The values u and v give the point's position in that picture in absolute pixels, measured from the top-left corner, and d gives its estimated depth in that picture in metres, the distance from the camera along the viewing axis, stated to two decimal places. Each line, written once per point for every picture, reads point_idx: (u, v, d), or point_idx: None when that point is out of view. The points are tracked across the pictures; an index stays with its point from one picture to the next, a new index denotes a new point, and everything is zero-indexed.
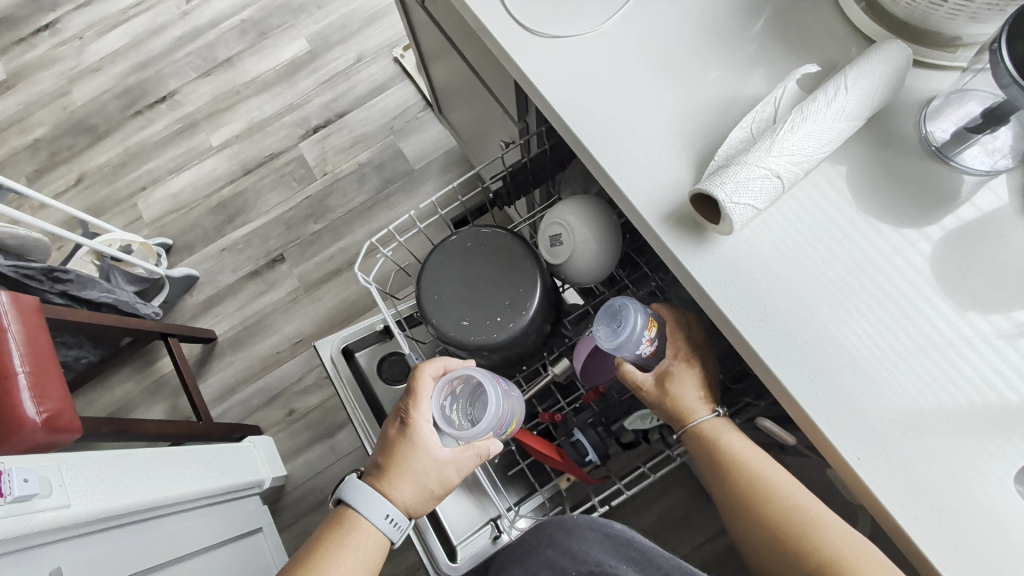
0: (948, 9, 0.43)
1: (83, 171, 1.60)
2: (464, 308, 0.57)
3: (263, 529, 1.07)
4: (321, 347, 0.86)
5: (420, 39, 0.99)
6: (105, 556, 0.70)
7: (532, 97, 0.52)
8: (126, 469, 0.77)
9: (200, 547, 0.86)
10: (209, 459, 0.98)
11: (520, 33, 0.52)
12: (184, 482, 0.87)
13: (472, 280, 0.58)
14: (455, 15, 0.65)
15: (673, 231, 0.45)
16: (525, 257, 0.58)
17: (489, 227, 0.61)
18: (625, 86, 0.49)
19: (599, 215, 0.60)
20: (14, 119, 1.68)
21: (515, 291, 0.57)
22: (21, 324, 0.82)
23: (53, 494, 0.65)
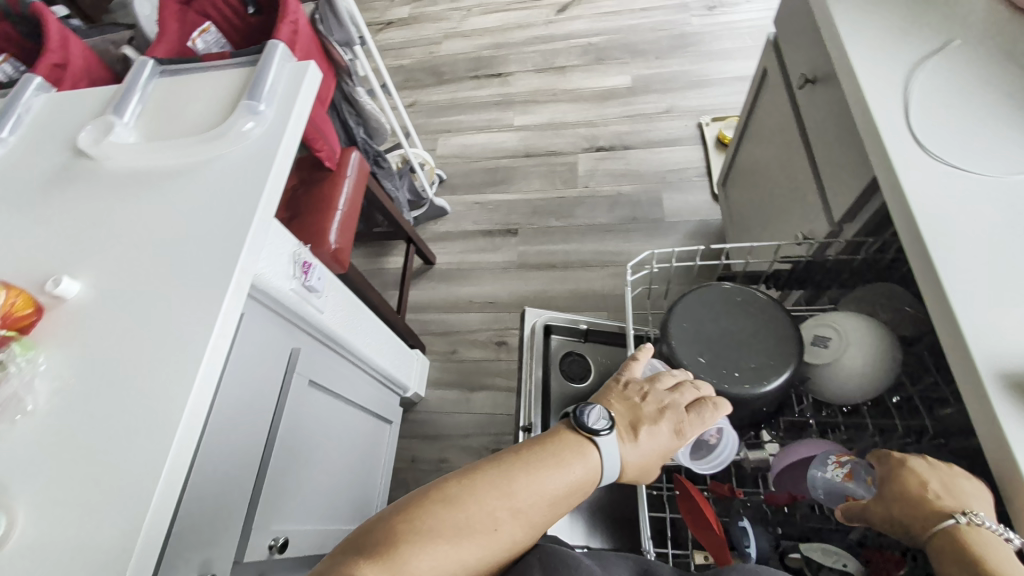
0: None
1: (416, 100, 1.99)
2: (706, 348, 0.59)
3: (391, 424, 1.21)
4: (530, 313, 0.94)
5: (755, 120, 1.06)
6: (323, 363, 0.88)
7: (895, 208, 0.54)
8: (354, 313, 0.98)
9: (359, 402, 1.03)
10: (391, 345, 1.17)
11: (914, 151, 0.55)
12: (373, 348, 1.06)
13: (726, 329, 0.60)
14: (841, 109, 0.69)
15: (1005, 391, 0.43)
16: (788, 337, 0.58)
17: (762, 295, 0.62)
18: (1006, 241, 0.49)
19: (882, 342, 0.58)
20: (396, 47, 2.17)
21: (765, 360, 0.57)
22: (354, 179, 1.07)
23: (321, 300, 0.86)
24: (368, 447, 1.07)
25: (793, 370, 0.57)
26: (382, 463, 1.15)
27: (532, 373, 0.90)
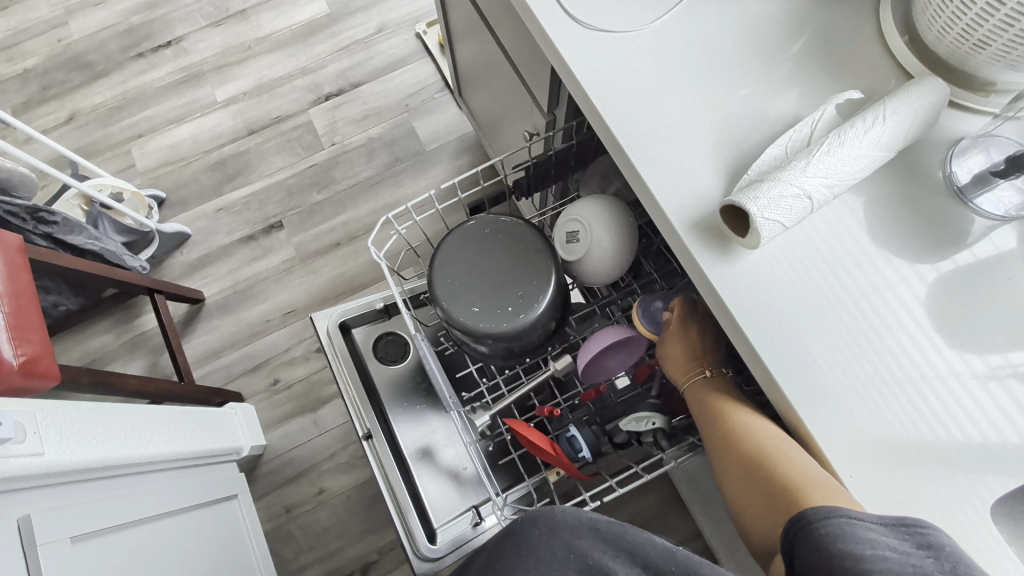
0: (991, 54, 0.49)
1: (238, 172, 1.34)
2: (475, 295, 0.63)
3: (238, 496, 1.02)
4: (320, 319, 0.89)
5: (530, 52, 0.72)
6: (80, 505, 0.69)
7: (656, 181, 0.53)
8: (102, 420, 0.77)
9: (166, 510, 0.82)
10: (191, 420, 0.97)
11: (643, 155, 0.54)
12: (157, 444, 0.85)
13: (484, 269, 0.64)
14: (640, 35, 0.57)
15: (698, 239, 0.51)
16: (527, 248, 0.64)
17: (507, 218, 0.66)
18: (803, 234, 0.52)
19: (613, 215, 0.69)
20: (168, 101, 1.40)
21: (528, 285, 0.63)
22: (4, 262, 0.75)
23: (28, 441, 0.64)
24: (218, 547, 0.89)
25: (553, 277, 0.64)
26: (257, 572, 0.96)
27: (455, 373, 0.78)
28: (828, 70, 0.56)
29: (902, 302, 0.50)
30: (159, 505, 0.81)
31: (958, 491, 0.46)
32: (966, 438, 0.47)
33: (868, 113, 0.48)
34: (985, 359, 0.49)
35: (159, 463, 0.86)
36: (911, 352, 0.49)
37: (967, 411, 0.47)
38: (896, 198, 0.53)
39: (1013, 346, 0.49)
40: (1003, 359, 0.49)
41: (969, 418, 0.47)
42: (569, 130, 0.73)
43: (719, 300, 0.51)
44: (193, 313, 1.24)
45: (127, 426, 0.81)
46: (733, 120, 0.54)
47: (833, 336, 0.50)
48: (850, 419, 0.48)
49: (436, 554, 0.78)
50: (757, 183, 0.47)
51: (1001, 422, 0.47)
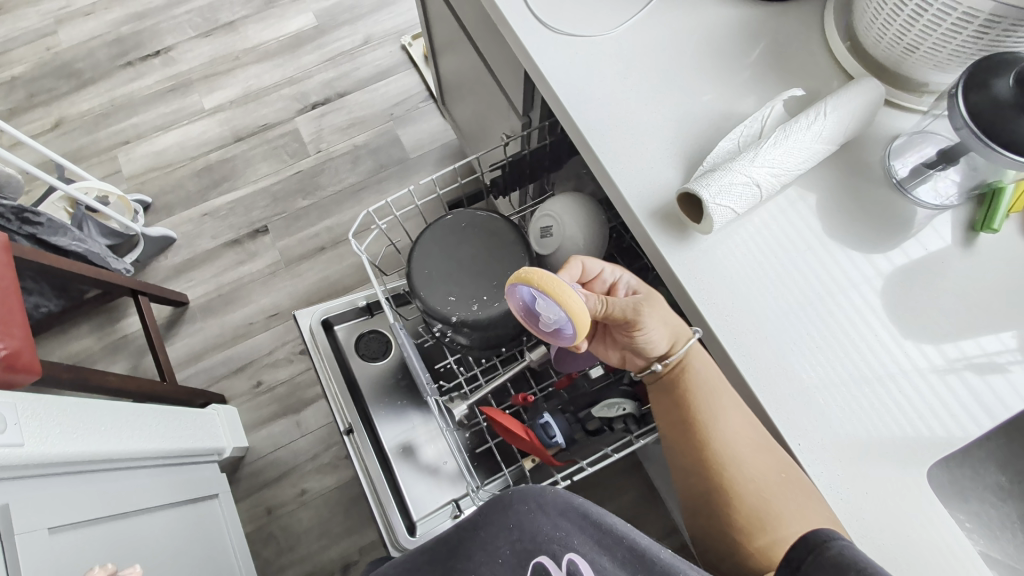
0: (920, 56, 0.54)
1: (225, 178, 1.36)
2: (452, 285, 0.66)
3: (218, 496, 1.02)
4: (303, 316, 0.91)
5: (505, 57, 0.76)
6: (58, 497, 0.70)
7: (619, 172, 0.56)
8: (82, 415, 0.78)
9: (146, 506, 0.83)
10: (172, 419, 0.97)
11: (608, 149, 0.57)
12: (137, 441, 0.85)
13: (460, 261, 0.67)
14: (605, 39, 0.61)
15: (660, 228, 0.55)
16: (501, 241, 0.68)
17: (483, 213, 0.70)
18: (768, 231, 0.56)
19: (584, 211, 0.72)
20: (155, 109, 1.42)
21: (503, 275, 0.66)
22: None
23: (7, 431, 0.64)
24: (198, 545, 0.90)
25: (526, 268, 0.67)
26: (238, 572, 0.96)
27: (435, 365, 0.80)
28: (778, 73, 0.60)
29: (868, 298, 0.54)
30: (138, 502, 0.82)
31: (911, 470, 0.50)
32: (918, 420, 0.51)
33: (810, 110, 0.53)
34: (941, 349, 0.53)
35: (140, 459, 0.86)
36: (875, 344, 0.53)
37: (921, 397, 0.51)
38: (842, 189, 0.57)
39: (964, 335, 0.53)
40: (954, 349, 0.53)
41: (923, 403, 0.51)
42: (543, 131, 0.76)
43: (685, 287, 0.54)
44: (177, 316, 1.25)
45: (108, 422, 0.82)
46: (692, 117, 0.58)
47: (797, 328, 0.53)
48: (816, 404, 0.51)
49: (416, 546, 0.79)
50: (711, 172, 0.52)
51: (951, 407, 0.51)
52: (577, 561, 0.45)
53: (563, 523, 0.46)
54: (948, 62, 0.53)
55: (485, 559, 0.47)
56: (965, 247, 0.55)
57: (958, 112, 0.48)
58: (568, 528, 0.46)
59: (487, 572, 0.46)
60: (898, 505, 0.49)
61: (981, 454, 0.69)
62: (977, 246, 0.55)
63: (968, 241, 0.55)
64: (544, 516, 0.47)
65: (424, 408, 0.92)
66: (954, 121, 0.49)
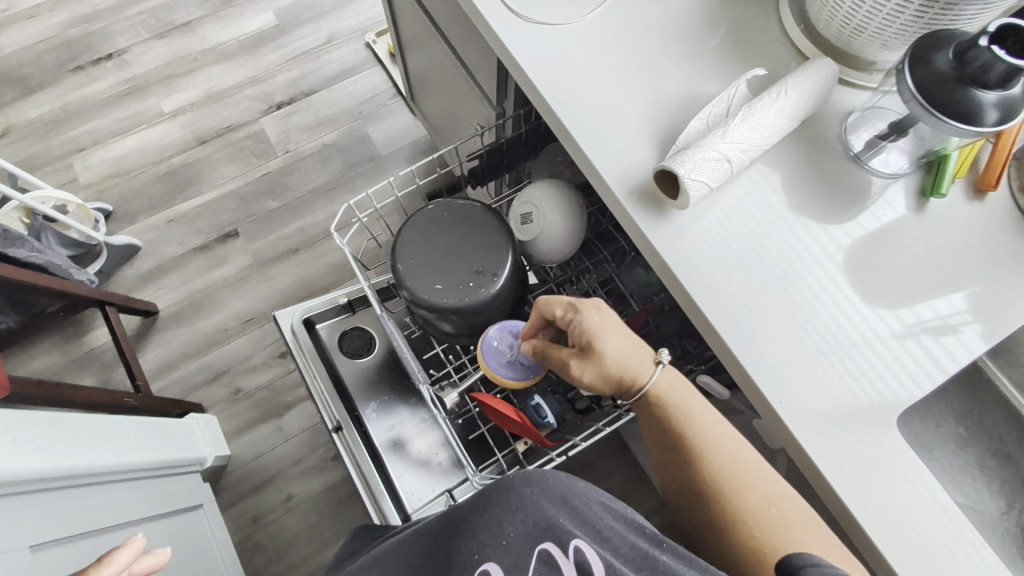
0: (868, 35, 0.57)
1: (189, 183, 1.33)
2: (437, 274, 0.67)
3: (203, 506, 1.00)
4: (283, 317, 0.90)
5: (477, 47, 0.77)
6: (38, 515, 0.67)
7: (597, 155, 0.58)
8: (56, 431, 0.75)
9: (128, 520, 0.80)
10: (150, 430, 0.94)
11: (585, 132, 0.59)
12: (116, 453, 0.83)
13: (444, 250, 0.68)
14: (576, 25, 0.63)
15: (641, 207, 0.57)
16: (484, 229, 0.69)
17: (463, 201, 0.71)
18: (740, 210, 0.58)
19: (562, 196, 0.74)
20: (111, 112, 1.37)
21: (487, 262, 0.67)
22: None
23: None
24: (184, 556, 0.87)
25: (510, 253, 0.68)
26: None
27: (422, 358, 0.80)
28: (740, 56, 0.63)
29: (830, 271, 0.57)
30: (119, 515, 0.79)
31: (884, 429, 0.53)
32: (883, 382, 0.55)
33: (772, 89, 0.56)
34: (899, 316, 0.56)
35: (120, 473, 0.84)
36: (842, 314, 0.56)
37: (883, 361, 0.55)
38: (806, 164, 0.60)
39: (920, 302, 0.57)
40: (912, 316, 0.57)
41: (886, 367, 0.55)
42: (517, 120, 0.78)
43: (665, 261, 0.57)
44: (147, 327, 1.21)
45: (83, 436, 0.79)
46: (662, 99, 0.61)
47: (771, 301, 0.56)
48: (790, 373, 0.54)
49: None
50: (685, 150, 0.55)
51: (911, 368, 0.55)
52: (583, 546, 0.46)
53: (569, 506, 0.47)
54: (895, 39, 0.56)
55: (490, 540, 0.48)
56: (918, 212, 0.59)
57: (906, 86, 0.52)
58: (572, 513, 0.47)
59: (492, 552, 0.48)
60: (877, 464, 0.53)
61: (941, 408, 0.75)
62: (928, 211, 0.60)
63: (920, 207, 0.60)
64: (546, 502, 0.48)
65: (411, 402, 0.92)
66: (902, 93, 0.53)
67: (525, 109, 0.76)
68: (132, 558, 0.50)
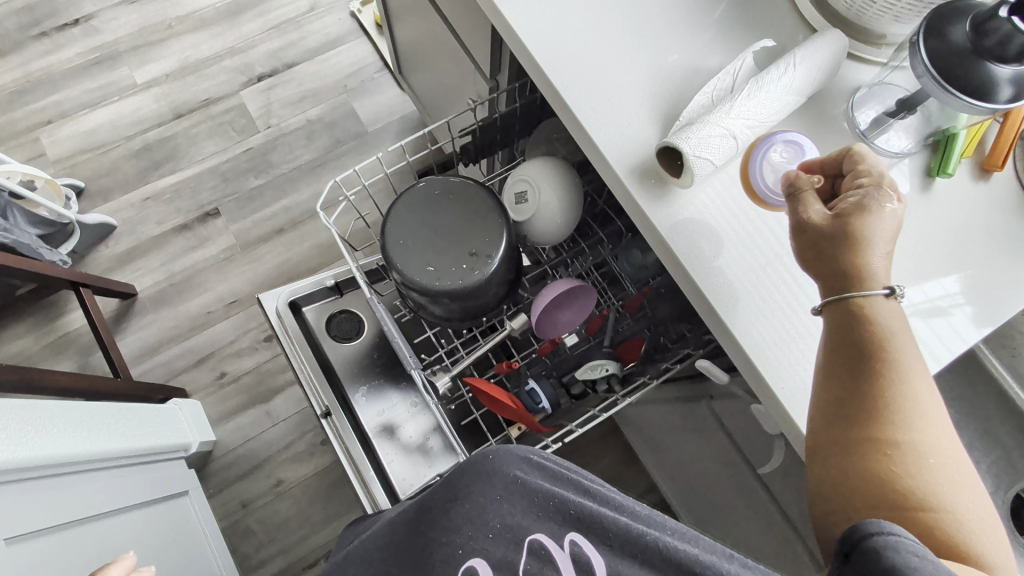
0: (879, 8, 0.55)
1: (166, 158, 1.27)
2: (428, 256, 0.64)
3: (189, 493, 0.97)
4: (268, 299, 0.86)
5: (468, 14, 0.73)
6: (12, 506, 0.65)
7: (597, 130, 0.55)
8: (30, 420, 0.72)
9: (109, 509, 0.78)
10: (131, 416, 0.91)
11: (585, 106, 0.56)
12: (94, 441, 0.80)
13: (436, 230, 0.65)
14: None
15: (642, 186, 0.54)
16: (477, 209, 0.66)
17: (456, 179, 0.68)
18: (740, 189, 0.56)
19: (558, 174, 0.71)
20: (79, 82, 1.30)
21: (481, 243, 0.65)
22: None
23: None
24: (170, 544, 0.85)
25: (505, 233, 0.66)
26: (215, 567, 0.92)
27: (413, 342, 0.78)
28: (747, 28, 0.61)
29: None
30: (100, 505, 0.77)
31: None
32: None
33: (780, 62, 0.54)
34: None
35: (99, 461, 0.81)
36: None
37: None
38: (812, 142, 0.58)
39: (910, 284, 0.56)
40: (903, 298, 0.55)
41: None
42: (511, 94, 0.74)
43: (664, 241, 0.54)
44: (125, 309, 1.17)
45: (58, 424, 0.76)
46: (664, 73, 0.58)
47: (763, 285, 0.54)
48: (787, 358, 0.52)
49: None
50: (689, 126, 0.52)
51: None
52: (580, 540, 0.46)
53: (553, 495, 0.49)
54: (907, 12, 0.54)
55: (473, 531, 0.48)
56: (924, 192, 0.58)
57: (920, 59, 0.50)
58: (558, 499, 0.48)
59: (474, 542, 0.47)
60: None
61: None
62: (934, 190, 0.58)
63: (926, 186, 0.58)
64: (531, 489, 0.49)
65: (401, 385, 0.90)
66: (915, 67, 0.51)
67: (520, 83, 0.73)
68: (124, 575, 0.49)
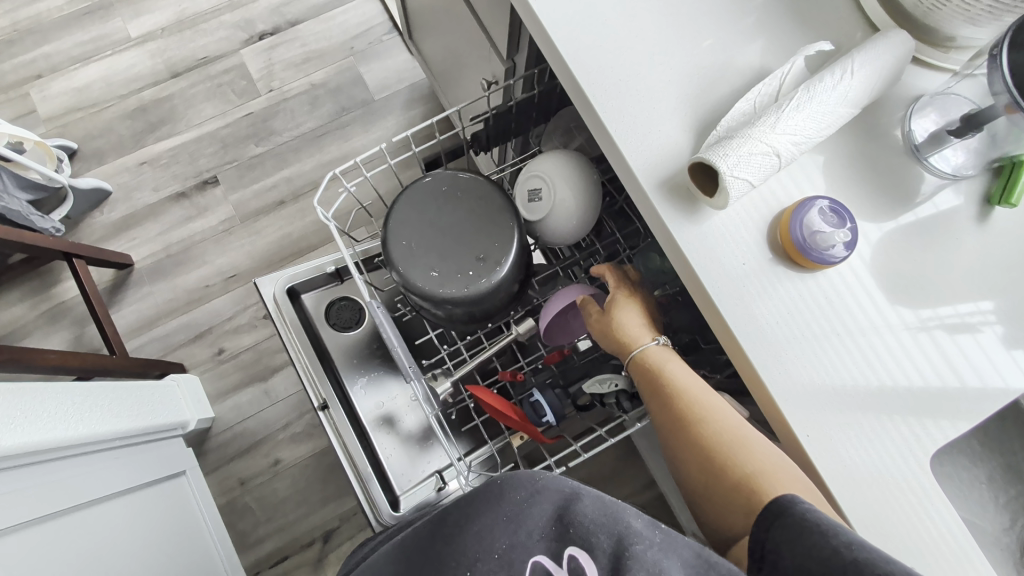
0: (952, 7, 0.48)
1: (161, 121, 1.20)
2: (433, 259, 0.59)
3: (186, 473, 0.97)
4: (264, 284, 0.82)
5: None
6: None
7: (625, 137, 0.50)
8: (19, 404, 0.69)
9: (103, 494, 0.77)
10: (127, 396, 0.90)
11: (612, 108, 0.50)
12: (88, 424, 0.78)
13: (442, 231, 0.60)
14: None
15: (670, 200, 0.49)
16: (487, 210, 0.61)
17: (466, 174, 0.62)
18: (776, 202, 0.50)
19: (576, 172, 0.65)
20: (69, 34, 1.22)
21: (490, 247, 0.60)
22: None
23: None
24: (165, 526, 0.85)
25: (516, 237, 0.61)
26: (211, 547, 0.93)
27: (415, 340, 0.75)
28: (802, 20, 0.53)
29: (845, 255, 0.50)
30: (93, 491, 0.75)
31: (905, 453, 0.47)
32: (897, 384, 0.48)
33: (836, 66, 0.47)
34: (918, 311, 0.49)
35: (92, 444, 0.79)
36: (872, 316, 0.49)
37: (900, 358, 0.48)
38: (863, 158, 0.52)
39: (942, 299, 0.50)
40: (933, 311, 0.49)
41: (899, 365, 0.48)
42: (530, 80, 0.68)
43: (687, 259, 0.49)
44: (121, 280, 1.14)
45: (51, 408, 0.74)
46: (703, 71, 0.51)
47: (774, 291, 0.49)
48: (794, 370, 0.47)
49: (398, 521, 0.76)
50: (727, 139, 0.46)
51: (926, 368, 0.48)
52: (581, 556, 0.42)
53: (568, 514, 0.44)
54: (985, 15, 0.46)
55: (482, 554, 0.41)
56: (982, 221, 0.52)
57: (1001, 75, 0.44)
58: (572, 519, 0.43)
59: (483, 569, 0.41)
60: (885, 483, 0.46)
61: None
62: (991, 223, 0.52)
63: (984, 215, 0.52)
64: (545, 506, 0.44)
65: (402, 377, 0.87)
66: (995, 83, 0.45)
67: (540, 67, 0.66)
68: None
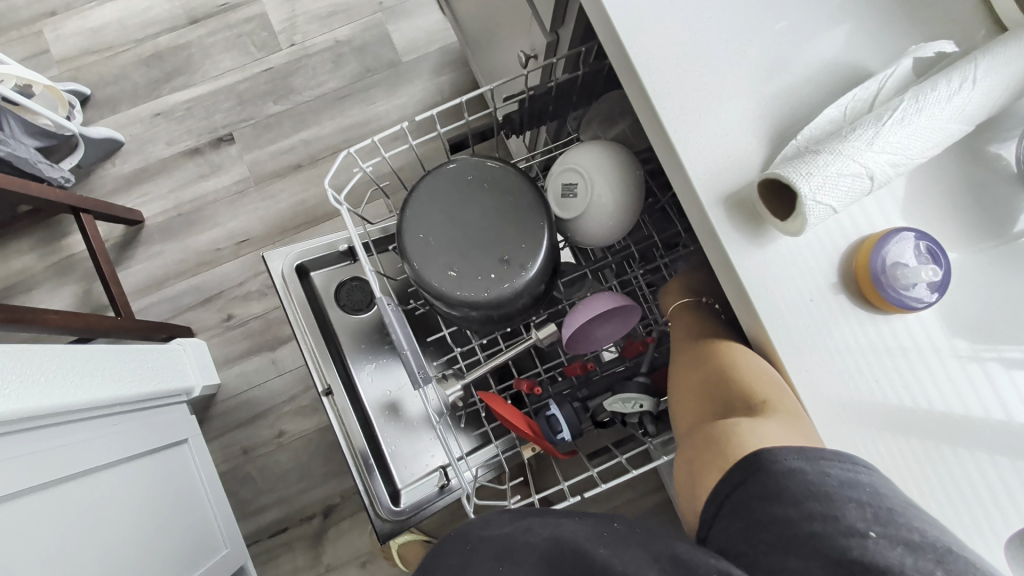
0: None
1: (178, 70, 1.14)
2: (452, 257, 0.54)
3: (188, 440, 0.96)
4: (273, 259, 0.78)
5: None
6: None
7: (686, 140, 0.43)
8: (19, 369, 0.66)
9: (104, 461, 0.75)
10: (133, 360, 0.87)
11: (674, 104, 0.43)
12: (92, 389, 0.76)
13: (464, 226, 0.54)
14: None
15: (730, 218, 0.42)
16: (516, 206, 0.55)
17: (495, 162, 0.56)
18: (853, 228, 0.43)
19: (618, 168, 0.59)
20: None
21: (515, 248, 0.54)
22: None
23: None
24: (167, 495, 0.84)
25: (546, 238, 0.55)
26: (211, 517, 0.92)
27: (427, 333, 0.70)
28: (909, 11, 0.45)
29: None
30: (94, 458, 0.74)
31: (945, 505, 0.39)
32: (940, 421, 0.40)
33: (954, 73, 0.39)
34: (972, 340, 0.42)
35: (95, 410, 0.77)
36: (923, 345, 0.41)
37: (944, 390, 0.41)
38: (962, 184, 0.45)
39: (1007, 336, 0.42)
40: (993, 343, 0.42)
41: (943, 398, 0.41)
42: (575, 58, 0.60)
43: (742, 287, 0.42)
44: (132, 236, 1.10)
45: (54, 373, 0.71)
46: (786, 67, 0.43)
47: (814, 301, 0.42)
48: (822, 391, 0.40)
49: (399, 517, 0.75)
50: (810, 154, 0.39)
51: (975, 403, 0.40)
52: None
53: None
54: None
55: None
56: None
57: None
58: None
59: None
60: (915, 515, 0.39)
61: None
62: None
63: None
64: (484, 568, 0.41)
65: None
66: None
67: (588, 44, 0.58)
68: None
